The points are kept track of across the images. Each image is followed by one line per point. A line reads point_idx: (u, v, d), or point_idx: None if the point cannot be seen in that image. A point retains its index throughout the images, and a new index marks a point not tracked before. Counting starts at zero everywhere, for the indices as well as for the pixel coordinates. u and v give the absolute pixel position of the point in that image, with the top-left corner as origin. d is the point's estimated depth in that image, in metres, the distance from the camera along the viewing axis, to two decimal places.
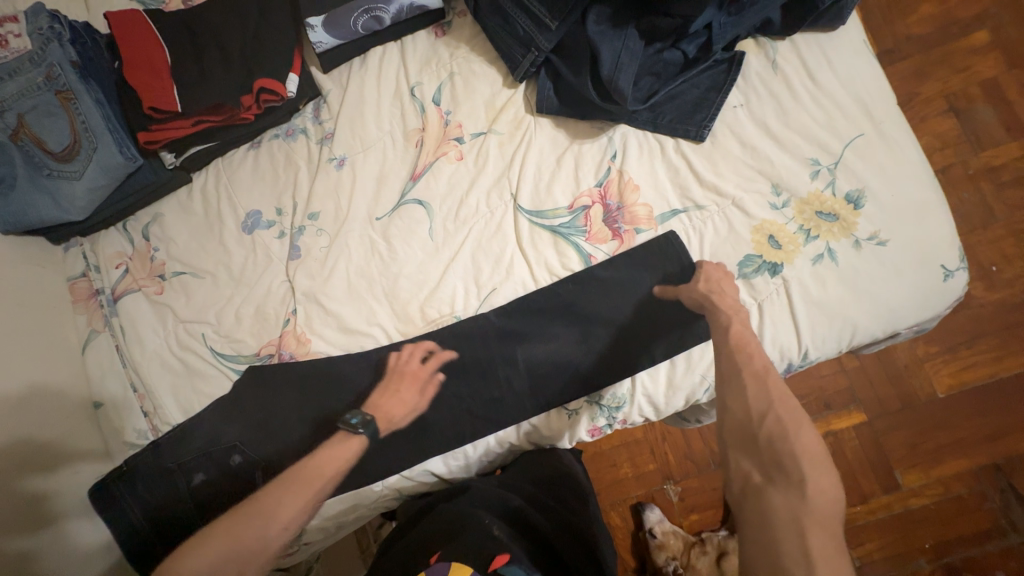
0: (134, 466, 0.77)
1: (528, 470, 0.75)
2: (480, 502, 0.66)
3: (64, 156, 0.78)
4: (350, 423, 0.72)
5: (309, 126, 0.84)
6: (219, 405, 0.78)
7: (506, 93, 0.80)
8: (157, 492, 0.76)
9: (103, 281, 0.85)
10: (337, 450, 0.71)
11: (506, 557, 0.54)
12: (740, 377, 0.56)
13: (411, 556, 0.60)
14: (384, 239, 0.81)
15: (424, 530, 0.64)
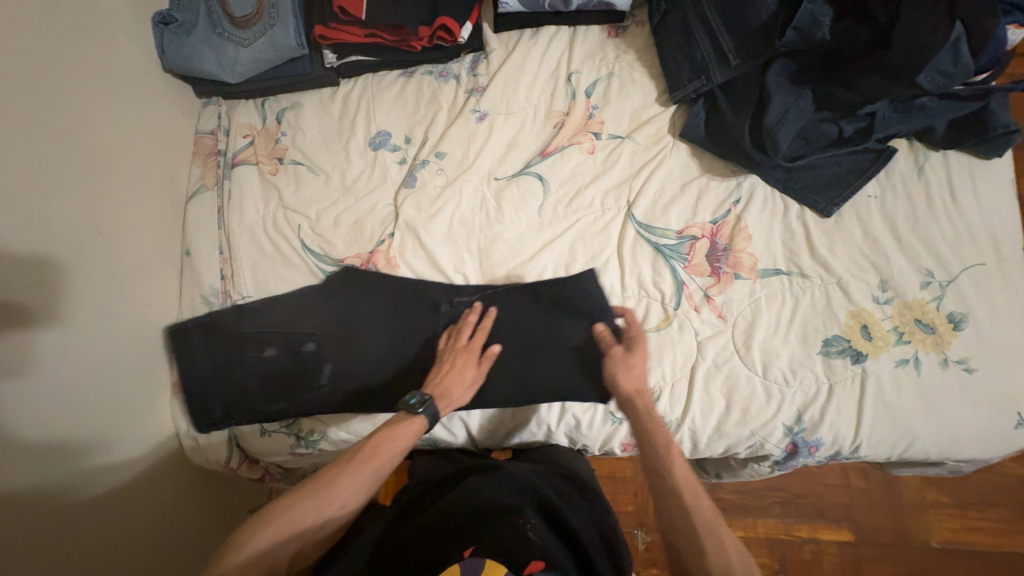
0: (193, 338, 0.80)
1: (551, 466, 0.76)
2: (513, 491, 0.67)
3: (240, 23, 0.83)
4: (411, 402, 0.67)
5: (463, 75, 0.88)
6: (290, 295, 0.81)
7: (656, 108, 0.83)
8: (215, 351, 0.80)
9: (227, 145, 0.88)
10: (400, 432, 0.66)
11: (542, 563, 0.53)
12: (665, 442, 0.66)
13: (437, 533, 0.61)
14: (494, 199, 0.83)
15: (450, 507, 0.64)
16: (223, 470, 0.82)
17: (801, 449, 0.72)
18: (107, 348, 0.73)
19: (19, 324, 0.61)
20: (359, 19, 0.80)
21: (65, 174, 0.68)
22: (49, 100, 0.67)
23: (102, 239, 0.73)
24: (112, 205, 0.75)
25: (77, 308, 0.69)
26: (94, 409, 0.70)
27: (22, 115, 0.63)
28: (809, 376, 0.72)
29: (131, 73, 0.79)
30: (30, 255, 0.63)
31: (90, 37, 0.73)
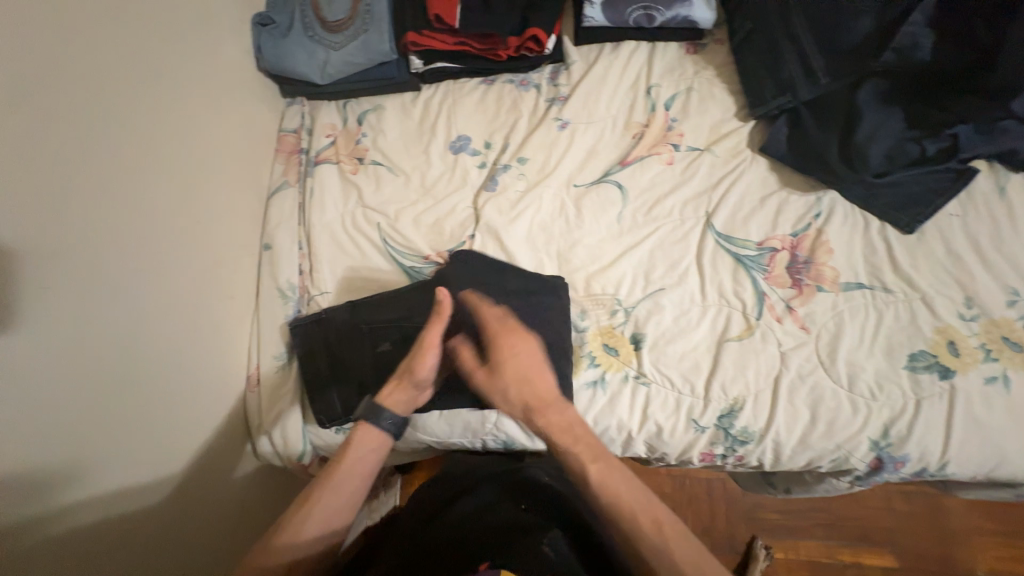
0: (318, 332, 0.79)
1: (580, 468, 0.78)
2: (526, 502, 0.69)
3: (333, 27, 0.86)
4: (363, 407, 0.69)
5: (544, 85, 0.90)
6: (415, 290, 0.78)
7: (735, 123, 0.84)
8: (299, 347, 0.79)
9: (310, 144, 0.90)
10: (359, 444, 0.66)
11: None
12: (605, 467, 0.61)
13: (459, 540, 0.64)
14: (574, 206, 0.84)
15: (460, 523, 0.66)
16: (290, 468, 0.81)
17: (886, 465, 0.72)
18: (196, 337, 0.73)
19: (128, 308, 0.62)
20: (452, 28, 0.83)
21: (168, 165, 0.69)
22: (158, 93, 0.68)
23: (197, 230, 0.74)
24: (206, 197, 0.76)
25: (174, 296, 0.69)
26: (181, 398, 0.69)
27: (139, 105, 0.65)
28: (895, 391, 0.72)
29: (229, 71, 0.81)
30: (140, 242, 0.64)
31: (199, 34, 0.75)
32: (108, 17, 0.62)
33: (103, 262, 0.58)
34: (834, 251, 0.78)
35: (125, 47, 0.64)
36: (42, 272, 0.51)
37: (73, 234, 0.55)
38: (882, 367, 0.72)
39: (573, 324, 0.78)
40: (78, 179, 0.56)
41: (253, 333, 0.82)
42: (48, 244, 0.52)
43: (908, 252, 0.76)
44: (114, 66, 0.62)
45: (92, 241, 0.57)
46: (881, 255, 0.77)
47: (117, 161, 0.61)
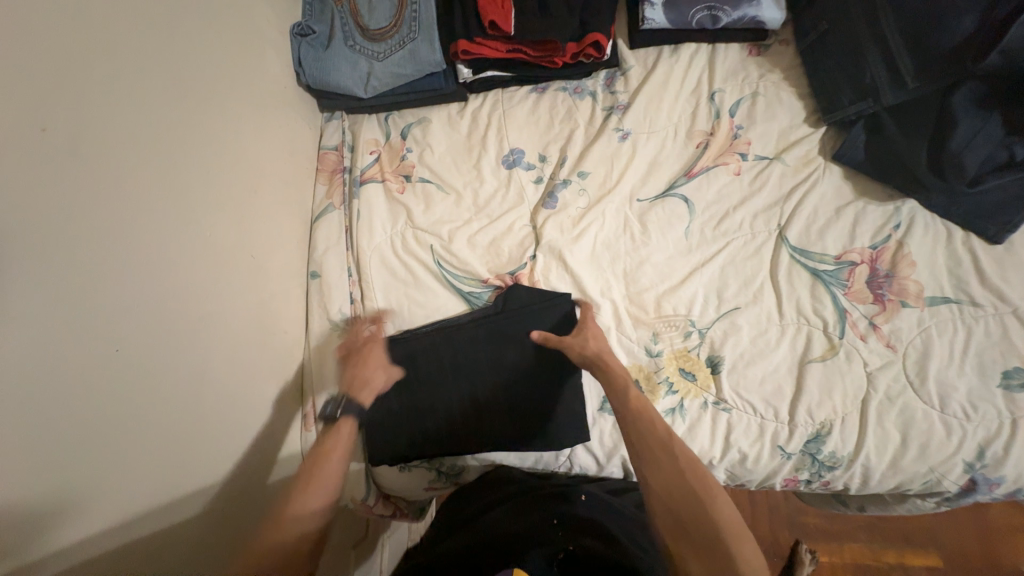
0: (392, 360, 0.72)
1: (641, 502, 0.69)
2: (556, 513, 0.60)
3: (377, 36, 0.80)
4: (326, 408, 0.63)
5: (600, 92, 0.85)
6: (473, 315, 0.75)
7: (805, 129, 0.80)
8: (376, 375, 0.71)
9: (353, 162, 0.84)
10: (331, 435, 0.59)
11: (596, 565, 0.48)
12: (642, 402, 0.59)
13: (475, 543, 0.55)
14: (639, 222, 0.80)
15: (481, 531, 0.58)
16: (353, 506, 0.77)
17: (980, 486, 0.69)
18: (253, 380, 0.67)
19: (184, 361, 0.55)
20: (507, 34, 0.77)
21: (219, 191, 0.63)
22: (207, 116, 0.61)
23: (250, 262, 0.68)
24: (256, 223, 0.69)
25: (232, 336, 0.64)
26: (244, 444, 0.64)
27: (189, 132, 0.58)
28: (990, 410, 0.69)
29: (272, 86, 0.75)
30: (197, 283, 0.58)
31: (243, 48, 0.69)
32: (156, 33, 0.55)
33: (161, 312, 0.53)
34: (919, 264, 0.74)
35: (174, 66, 0.57)
36: (93, 338, 0.45)
37: (126, 288, 0.49)
38: (975, 385, 0.69)
39: (647, 349, 0.75)
40: (127, 222, 0.49)
41: (307, 367, 0.77)
42: (102, 304, 0.46)
43: (996, 263, 0.73)
44: (162, 88, 0.55)
45: (146, 291, 0.51)
46: (968, 267, 0.73)
47: (173, 198, 0.55)
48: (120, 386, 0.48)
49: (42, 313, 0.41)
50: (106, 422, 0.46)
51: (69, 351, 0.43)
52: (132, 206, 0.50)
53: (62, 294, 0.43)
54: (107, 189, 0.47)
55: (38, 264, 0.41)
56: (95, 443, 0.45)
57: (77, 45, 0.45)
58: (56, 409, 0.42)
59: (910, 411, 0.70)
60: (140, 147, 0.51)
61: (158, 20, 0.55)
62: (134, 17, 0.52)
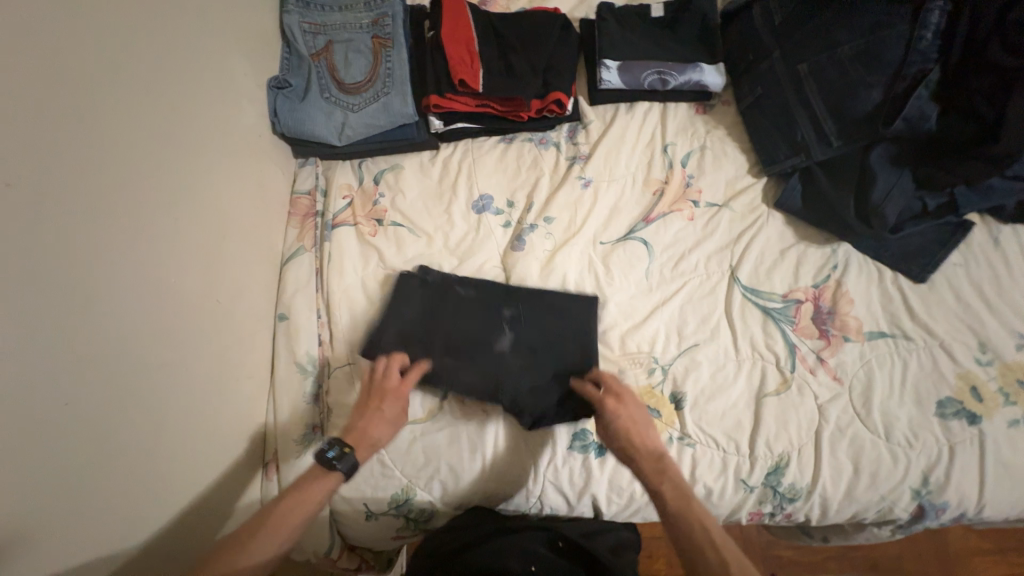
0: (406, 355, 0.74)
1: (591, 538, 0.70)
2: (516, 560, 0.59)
3: (352, 90, 0.84)
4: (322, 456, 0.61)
5: (563, 143, 0.91)
6: (491, 306, 0.78)
7: (749, 179, 0.88)
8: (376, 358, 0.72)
9: (325, 206, 0.86)
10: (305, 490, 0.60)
11: None
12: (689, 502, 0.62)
13: None
14: (603, 263, 0.84)
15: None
16: (315, 561, 0.74)
17: (928, 512, 0.73)
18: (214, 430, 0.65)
19: (140, 413, 0.53)
20: (475, 91, 0.83)
21: (182, 234, 0.62)
22: (179, 166, 0.62)
23: (213, 306, 0.66)
24: (221, 265, 0.69)
25: (192, 382, 0.62)
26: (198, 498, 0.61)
27: (160, 181, 0.59)
28: (930, 438, 0.73)
29: (247, 135, 0.77)
30: (159, 331, 0.57)
31: (220, 99, 0.71)
32: (131, 83, 0.56)
33: (118, 363, 0.51)
34: (857, 302, 0.80)
35: (150, 117, 0.58)
36: (40, 388, 0.43)
37: (79, 334, 0.47)
38: (915, 415, 0.74)
39: None
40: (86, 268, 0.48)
41: (270, 410, 0.75)
42: (54, 352, 0.44)
43: (922, 300, 0.80)
44: (132, 135, 0.55)
45: (101, 338, 0.49)
46: (899, 304, 0.80)
47: (138, 246, 0.55)
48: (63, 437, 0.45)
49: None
50: (45, 477, 0.43)
51: (13, 405, 0.41)
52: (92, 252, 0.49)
53: (12, 346, 0.41)
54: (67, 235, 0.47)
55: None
56: (30, 507, 0.42)
57: (49, 95, 0.46)
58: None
59: (860, 441, 0.74)
60: (102, 193, 0.51)
61: (134, 71, 0.56)
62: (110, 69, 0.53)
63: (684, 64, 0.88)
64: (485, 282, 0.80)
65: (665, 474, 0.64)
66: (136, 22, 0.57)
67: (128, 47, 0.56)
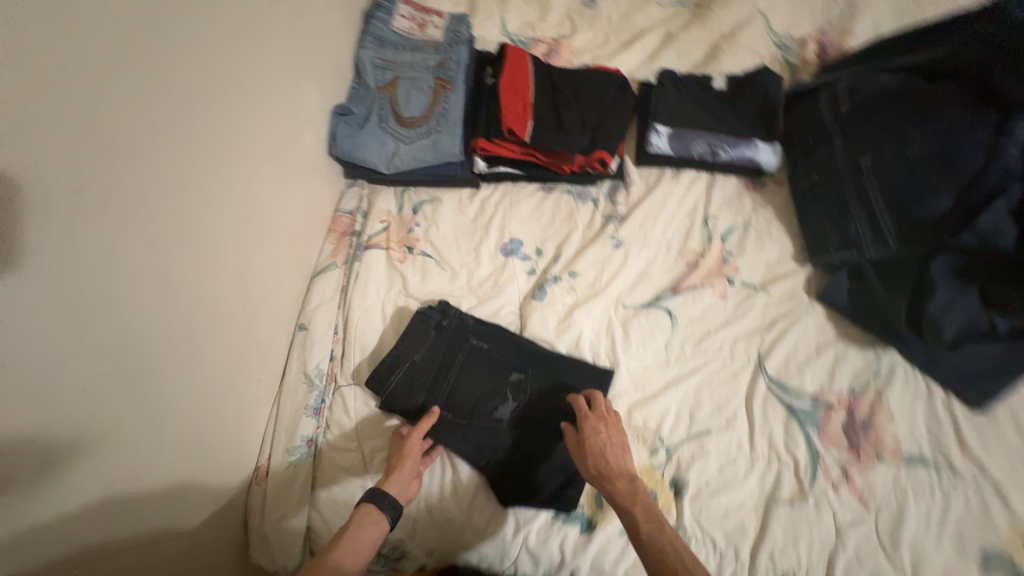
0: (411, 393, 0.75)
1: None
2: None
3: (408, 124, 0.89)
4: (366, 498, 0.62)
5: (602, 200, 0.91)
6: (502, 356, 0.78)
7: (791, 265, 0.83)
8: (384, 373, 0.76)
9: (362, 228, 0.90)
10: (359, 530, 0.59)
11: None
12: (661, 521, 0.60)
13: None
14: (622, 327, 0.81)
15: None
16: None
17: None
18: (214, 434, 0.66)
19: (151, 412, 0.54)
20: (521, 140, 0.85)
21: (234, 234, 0.67)
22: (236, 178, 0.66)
23: (245, 307, 0.70)
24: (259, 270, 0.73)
25: (213, 374, 0.65)
26: (194, 489, 0.63)
27: (216, 191, 0.62)
28: None
29: (307, 153, 0.83)
30: (185, 332, 0.58)
31: (288, 119, 0.77)
32: (222, 96, 0.62)
33: (140, 360, 0.52)
34: (898, 419, 0.72)
35: (225, 132, 0.63)
36: (69, 373, 0.44)
37: (131, 313, 0.50)
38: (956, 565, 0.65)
39: None
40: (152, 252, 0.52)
41: (273, 416, 0.77)
42: (98, 333, 0.47)
43: (977, 431, 0.71)
44: (215, 141, 0.61)
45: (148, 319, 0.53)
46: (950, 431, 0.71)
47: (183, 250, 0.57)
48: (96, 407, 0.48)
49: (30, 362, 0.40)
50: (54, 456, 0.44)
51: (44, 392, 0.42)
52: (161, 239, 0.53)
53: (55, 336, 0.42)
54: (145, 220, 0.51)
55: (43, 298, 0.41)
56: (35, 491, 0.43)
57: (156, 100, 0.51)
58: (22, 437, 0.41)
59: None
60: (181, 189, 0.56)
61: (225, 86, 0.62)
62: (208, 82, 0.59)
63: (738, 139, 0.86)
64: (501, 329, 0.80)
65: (636, 490, 0.62)
66: (233, 46, 0.64)
67: (226, 66, 0.62)
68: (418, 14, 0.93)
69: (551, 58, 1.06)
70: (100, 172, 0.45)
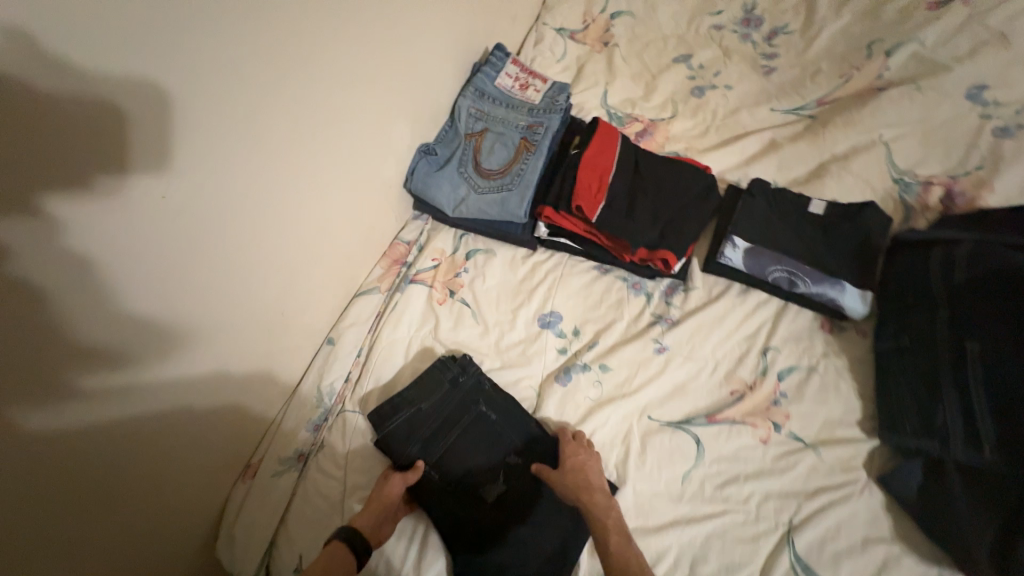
0: (403, 444, 0.73)
1: None
2: None
3: (483, 176, 0.90)
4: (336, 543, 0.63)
5: (656, 297, 0.85)
6: (503, 434, 0.75)
7: (854, 430, 0.72)
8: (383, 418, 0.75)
9: (414, 261, 0.92)
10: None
11: None
12: (628, 540, 0.63)
13: None
14: (640, 440, 0.75)
15: None
16: None
17: None
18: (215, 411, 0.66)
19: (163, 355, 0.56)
20: (586, 219, 0.83)
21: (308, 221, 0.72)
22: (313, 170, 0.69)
23: (290, 302, 0.75)
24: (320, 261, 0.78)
25: (250, 343, 0.69)
26: (180, 462, 0.63)
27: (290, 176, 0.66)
28: None
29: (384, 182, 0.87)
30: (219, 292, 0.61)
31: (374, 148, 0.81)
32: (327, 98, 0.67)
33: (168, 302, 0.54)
34: None
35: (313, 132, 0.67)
36: (96, 290, 0.46)
37: (182, 253, 0.54)
38: None
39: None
40: (232, 212, 0.59)
41: (276, 420, 0.78)
42: (133, 260, 0.49)
43: None
44: (304, 135, 0.65)
45: (210, 267, 0.58)
46: None
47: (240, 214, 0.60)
48: (142, 331, 0.52)
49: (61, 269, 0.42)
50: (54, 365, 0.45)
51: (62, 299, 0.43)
52: (244, 201, 0.60)
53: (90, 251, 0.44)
54: (234, 182, 0.58)
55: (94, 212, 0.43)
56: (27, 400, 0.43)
57: (268, 83, 0.57)
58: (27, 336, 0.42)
59: None
60: (275, 164, 0.63)
61: (345, 92, 0.70)
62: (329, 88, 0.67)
63: (823, 275, 0.77)
64: (511, 403, 0.77)
65: (607, 512, 0.65)
66: (342, 79, 0.69)
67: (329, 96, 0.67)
68: (523, 74, 0.96)
69: (643, 140, 1.04)
70: (195, 121, 0.50)
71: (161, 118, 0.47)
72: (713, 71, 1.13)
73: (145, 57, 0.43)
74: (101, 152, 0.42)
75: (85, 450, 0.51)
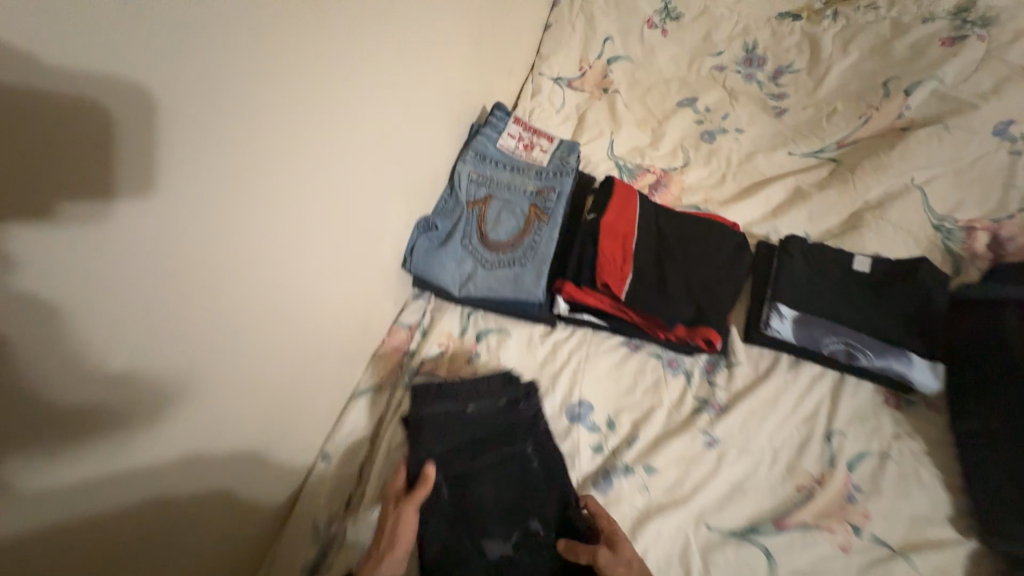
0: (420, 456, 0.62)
1: None
2: None
3: (492, 249, 0.81)
4: None
5: (697, 375, 0.76)
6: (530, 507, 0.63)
7: (947, 531, 0.62)
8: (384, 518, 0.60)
9: (417, 348, 0.81)
10: None
11: None
12: None
13: None
14: (699, 560, 0.62)
15: None
16: None
17: None
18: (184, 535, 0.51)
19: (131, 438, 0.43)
20: (614, 295, 0.74)
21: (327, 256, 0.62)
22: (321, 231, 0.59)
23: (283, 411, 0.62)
24: (341, 304, 0.68)
25: (259, 405, 0.57)
26: None
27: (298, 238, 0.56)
28: None
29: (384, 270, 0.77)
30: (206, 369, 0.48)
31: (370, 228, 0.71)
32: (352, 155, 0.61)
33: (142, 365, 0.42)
34: None
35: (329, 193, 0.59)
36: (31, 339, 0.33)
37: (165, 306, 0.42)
38: None
39: None
40: (241, 246, 0.49)
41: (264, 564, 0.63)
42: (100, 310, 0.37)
43: None
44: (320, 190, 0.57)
45: (210, 320, 0.47)
46: None
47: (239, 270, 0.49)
48: (132, 388, 0.42)
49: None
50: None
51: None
52: (247, 247, 0.49)
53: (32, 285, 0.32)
54: (239, 222, 0.47)
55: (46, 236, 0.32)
56: None
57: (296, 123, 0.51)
58: None
59: None
60: (285, 213, 0.53)
61: (369, 108, 0.62)
62: (352, 105, 0.59)
63: (884, 346, 0.70)
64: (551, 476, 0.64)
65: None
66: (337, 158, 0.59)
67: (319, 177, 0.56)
68: (526, 134, 0.88)
69: (656, 195, 0.97)
70: (203, 151, 0.41)
71: (163, 129, 0.37)
72: (721, 114, 1.06)
73: (155, 66, 0.35)
74: (77, 168, 0.32)
75: (54, 544, 0.39)
